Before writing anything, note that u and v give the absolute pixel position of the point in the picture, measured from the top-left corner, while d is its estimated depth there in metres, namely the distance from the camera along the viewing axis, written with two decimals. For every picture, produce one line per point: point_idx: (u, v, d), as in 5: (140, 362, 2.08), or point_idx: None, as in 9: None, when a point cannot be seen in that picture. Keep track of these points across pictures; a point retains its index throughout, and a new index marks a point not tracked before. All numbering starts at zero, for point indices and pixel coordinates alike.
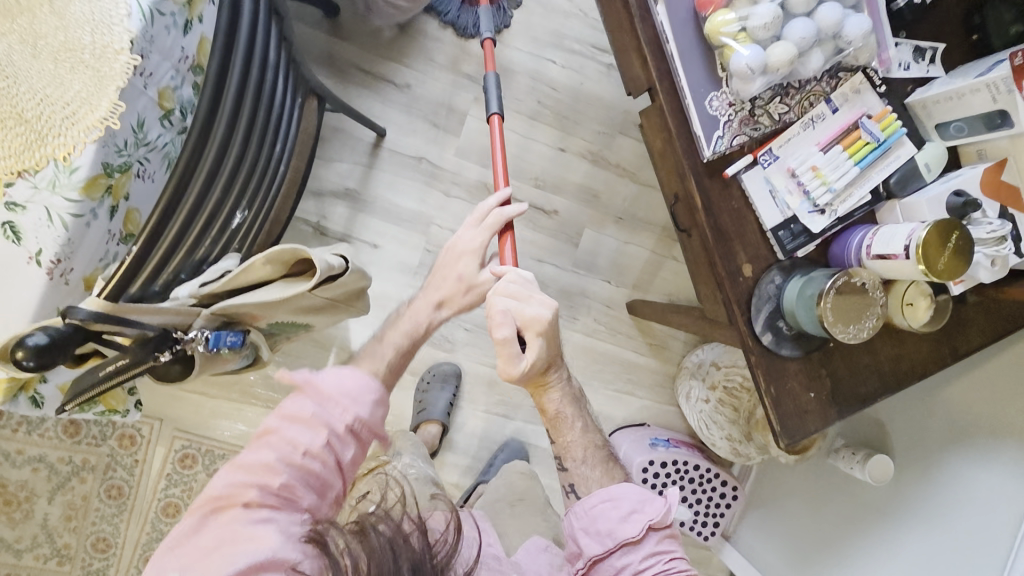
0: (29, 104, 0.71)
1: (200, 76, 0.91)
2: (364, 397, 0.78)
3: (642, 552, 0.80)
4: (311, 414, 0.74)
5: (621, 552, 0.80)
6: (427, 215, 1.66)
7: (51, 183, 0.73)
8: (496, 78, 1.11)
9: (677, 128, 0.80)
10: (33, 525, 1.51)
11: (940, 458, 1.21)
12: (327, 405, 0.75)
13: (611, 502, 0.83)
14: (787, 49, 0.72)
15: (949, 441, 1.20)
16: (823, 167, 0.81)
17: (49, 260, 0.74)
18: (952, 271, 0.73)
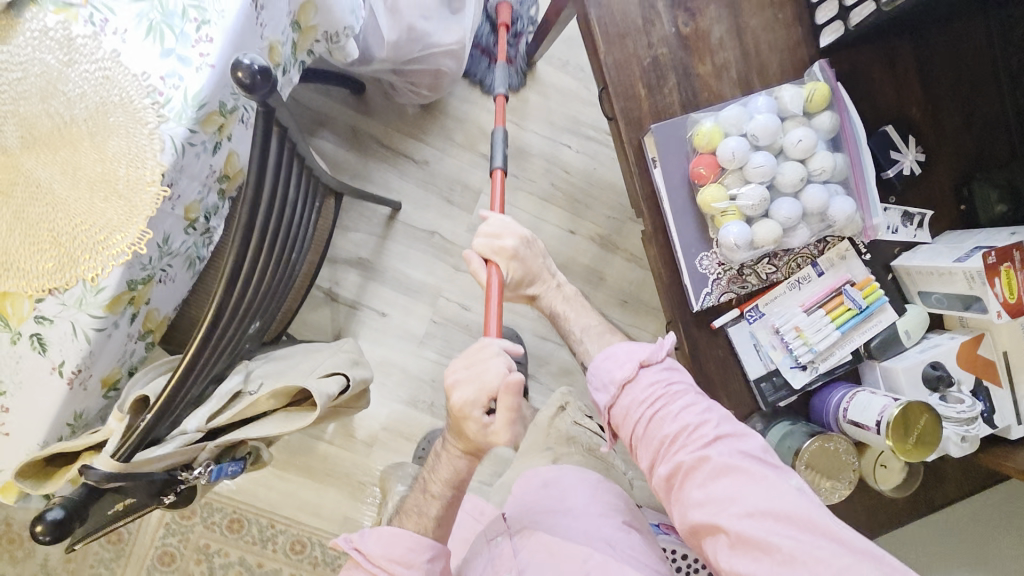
0: (66, 230, 0.77)
1: (226, 183, 0.97)
2: (413, 556, 0.82)
3: (644, 385, 0.79)
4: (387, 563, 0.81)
5: (625, 395, 0.79)
6: (436, 286, 1.71)
7: (78, 301, 0.78)
8: (504, 135, 1.19)
9: (668, 280, 0.83)
10: (34, 564, 1.56)
11: None
12: (378, 568, 0.82)
13: (615, 365, 0.81)
14: (771, 229, 0.76)
15: None
16: (805, 328, 0.82)
17: (70, 370, 0.79)
18: (918, 454, 0.73)
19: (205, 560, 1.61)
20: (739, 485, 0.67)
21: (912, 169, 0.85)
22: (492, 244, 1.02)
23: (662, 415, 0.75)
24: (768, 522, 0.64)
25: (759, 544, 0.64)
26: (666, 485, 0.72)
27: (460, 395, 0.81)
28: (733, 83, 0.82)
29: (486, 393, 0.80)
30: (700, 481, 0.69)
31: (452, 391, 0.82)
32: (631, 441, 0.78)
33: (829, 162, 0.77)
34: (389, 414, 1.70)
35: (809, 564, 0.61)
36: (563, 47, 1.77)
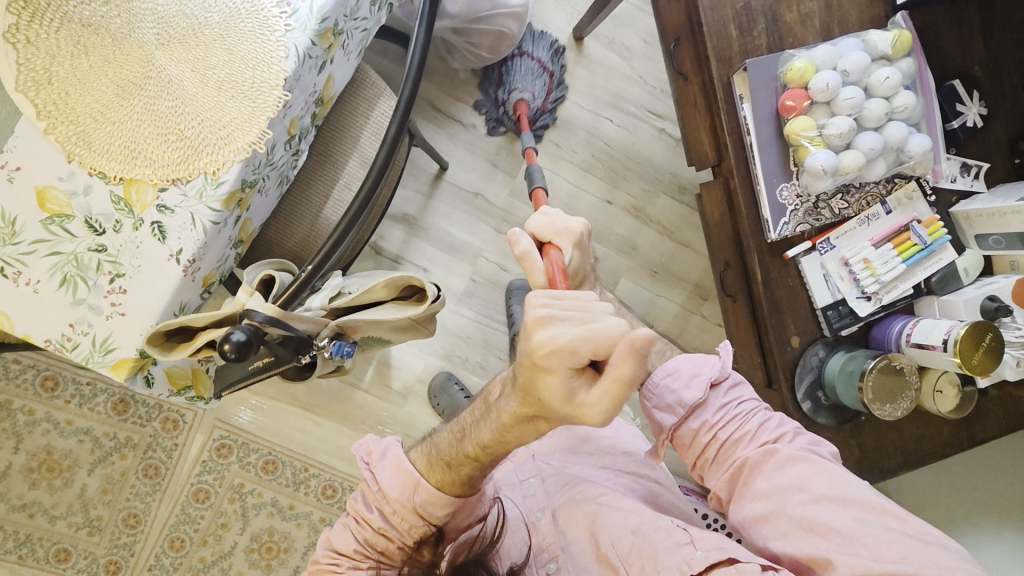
0: (191, 124, 0.82)
1: (320, 107, 1.03)
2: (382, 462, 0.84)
3: (713, 407, 0.76)
4: (381, 527, 0.81)
5: (693, 414, 0.77)
6: (478, 246, 1.77)
7: (198, 193, 0.83)
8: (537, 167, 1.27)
9: (748, 207, 0.91)
10: (71, 494, 1.58)
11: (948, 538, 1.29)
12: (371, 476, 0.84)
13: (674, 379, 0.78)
14: (857, 157, 0.83)
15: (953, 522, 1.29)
16: (873, 260, 0.92)
17: (187, 259, 0.83)
18: (981, 368, 0.81)
19: (238, 499, 1.64)
20: (804, 472, 0.70)
21: (975, 122, 0.96)
22: (552, 223, 0.84)
23: (737, 438, 0.74)
24: (833, 507, 0.67)
25: (816, 526, 0.66)
26: (732, 489, 0.74)
27: (542, 340, 0.59)
28: (815, 31, 0.92)
29: (585, 354, 0.59)
30: (766, 470, 0.71)
31: (532, 329, 0.60)
32: (697, 466, 0.78)
33: (911, 100, 0.84)
34: (426, 368, 1.75)
35: (866, 543, 0.63)
36: (611, 26, 1.85)
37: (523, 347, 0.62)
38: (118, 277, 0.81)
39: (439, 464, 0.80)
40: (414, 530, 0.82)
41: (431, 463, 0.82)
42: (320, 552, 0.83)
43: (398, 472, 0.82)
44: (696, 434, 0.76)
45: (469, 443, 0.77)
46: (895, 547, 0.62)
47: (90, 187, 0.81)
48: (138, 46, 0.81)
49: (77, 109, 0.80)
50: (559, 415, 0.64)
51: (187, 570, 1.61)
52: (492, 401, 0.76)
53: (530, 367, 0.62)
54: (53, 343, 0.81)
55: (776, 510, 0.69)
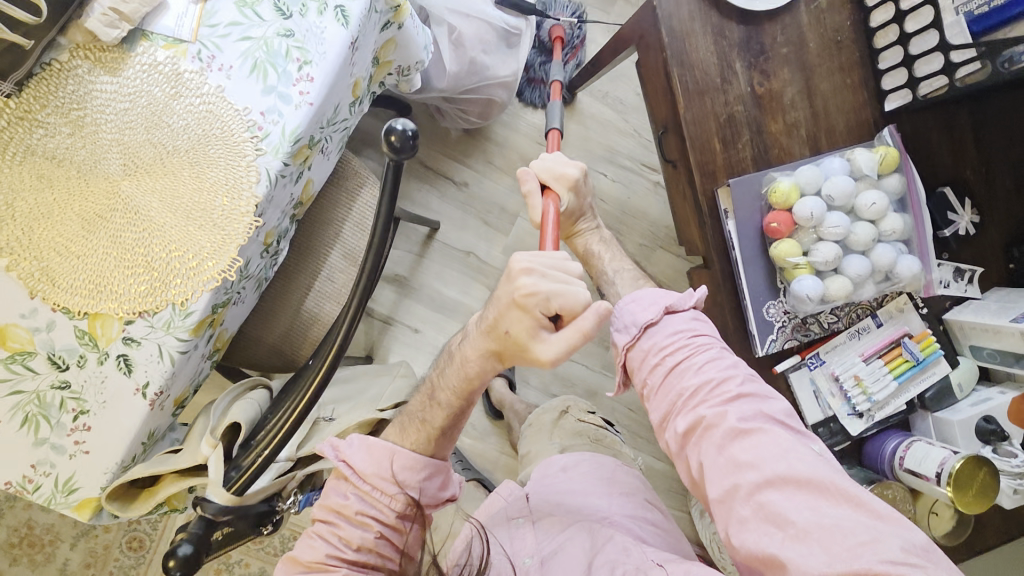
0: (160, 255, 0.80)
1: (298, 209, 1.01)
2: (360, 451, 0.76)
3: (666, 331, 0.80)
4: (359, 510, 0.73)
5: (647, 337, 0.81)
6: (469, 305, 1.75)
7: (166, 324, 0.80)
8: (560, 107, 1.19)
9: (734, 325, 0.89)
10: (53, 569, 1.55)
11: None
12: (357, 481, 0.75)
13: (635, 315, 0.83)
14: (844, 284, 0.81)
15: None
16: (864, 378, 0.88)
17: (153, 392, 0.80)
18: (977, 505, 0.79)
19: (226, 570, 1.62)
20: (759, 449, 0.66)
21: (966, 230, 0.93)
22: (550, 167, 0.99)
23: (683, 367, 0.76)
24: (787, 490, 0.63)
25: (772, 515, 0.62)
26: (683, 441, 0.73)
27: (522, 281, 0.67)
28: (802, 140, 0.90)
29: (551, 305, 0.66)
30: (719, 438, 0.68)
31: (516, 274, 0.67)
32: (646, 390, 0.81)
33: (900, 223, 0.81)
34: None
35: (821, 538, 0.58)
36: (604, 79, 1.82)
37: (503, 290, 0.69)
38: (81, 414, 0.79)
39: (413, 425, 0.79)
40: (395, 503, 0.75)
41: (404, 430, 0.79)
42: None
43: (375, 453, 0.75)
44: (647, 356, 0.81)
45: (438, 402, 0.78)
46: (852, 541, 0.57)
47: (52, 322, 0.78)
48: (103, 177, 0.79)
49: (40, 244, 0.78)
50: (519, 353, 0.70)
51: None
52: (455, 346, 0.79)
53: (496, 314, 0.70)
54: (13, 484, 0.79)
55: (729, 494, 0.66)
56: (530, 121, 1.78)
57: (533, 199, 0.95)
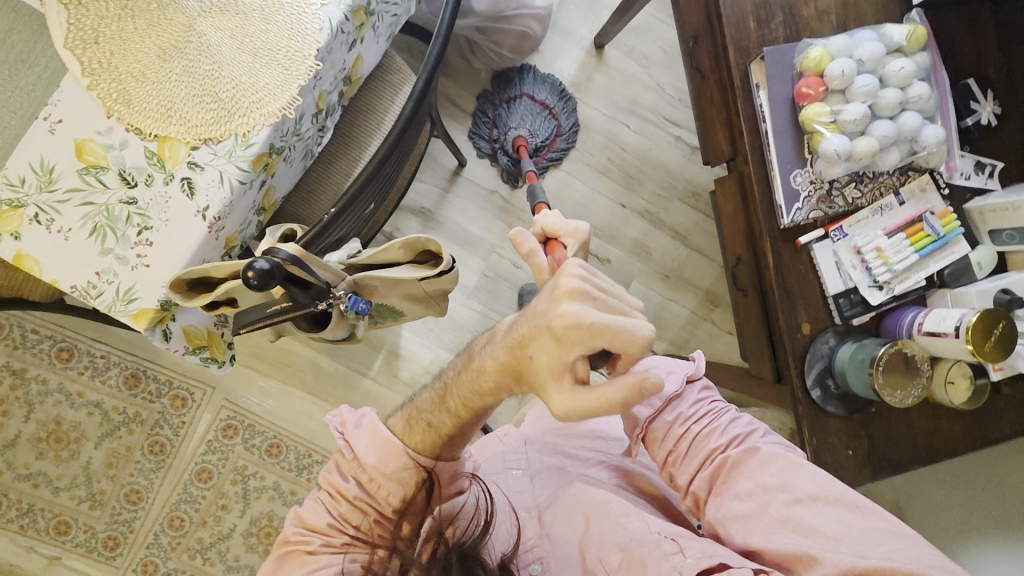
0: (227, 87, 0.86)
1: (347, 86, 1.07)
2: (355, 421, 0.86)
3: (689, 402, 0.82)
4: (358, 491, 0.82)
5: (670, 407, 0.81)
6: (491, 241, 1.80)
7: (228, 153, 0.86)
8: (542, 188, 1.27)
9: (762, 194, 0.92)
10: (76, 466, 1.59)
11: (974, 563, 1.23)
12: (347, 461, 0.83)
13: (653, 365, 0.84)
14: (870, 143, 0.85)
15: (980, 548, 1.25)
16: (886, 249, 0.92)
17: (212, 215, 0.85)
18: (993, 353, 0.82)
19: (241, 481, 1.64)
20: (787, 473, 0.74)
21: (988, 120, 0.98)
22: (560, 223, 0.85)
23: (707, 431, 0.79)
24: (816, 507, 0.71)
25: (801, 527, 0.70)
26: (709, 482, 0.77)
27: (563, 310, 0.64)
28: (833, 25, 0.94)
29: (585, 342, 0.64)
30: (749, 470, 0.75)
31: (563, 297, 0.64)
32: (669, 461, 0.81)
33: (925, 90, 0.86)
34: (433, 360, 1.75)
35: (850, 544, 0.67)
36: (630, 35, 1.89)
37: (545, 310, 0.66)
38: (145, 230, 0.84)
39: (418, 427, 0.83)
40: (392, 498, 0.82)
41: (409, 423, 0.84)
42: (290, 531, 0.82)
43: (376, 438, 0.82)
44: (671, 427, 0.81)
45: (448, 405, 0.80)
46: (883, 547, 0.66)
47: (126, 141, 0.84)
48: (183, 12, 0.85)
49: (120, 69, 0.84)
50: (532, 382, 0.70)
51: (184, 549, 1.61)
52: (475, 350, 0.78)
53: (529, 335, 0.68)
54: (78, 289, 0.83)
55: (758, 510, 0.73)
56: (559, 70, 1.86)
57: (541, 267, 0.78)
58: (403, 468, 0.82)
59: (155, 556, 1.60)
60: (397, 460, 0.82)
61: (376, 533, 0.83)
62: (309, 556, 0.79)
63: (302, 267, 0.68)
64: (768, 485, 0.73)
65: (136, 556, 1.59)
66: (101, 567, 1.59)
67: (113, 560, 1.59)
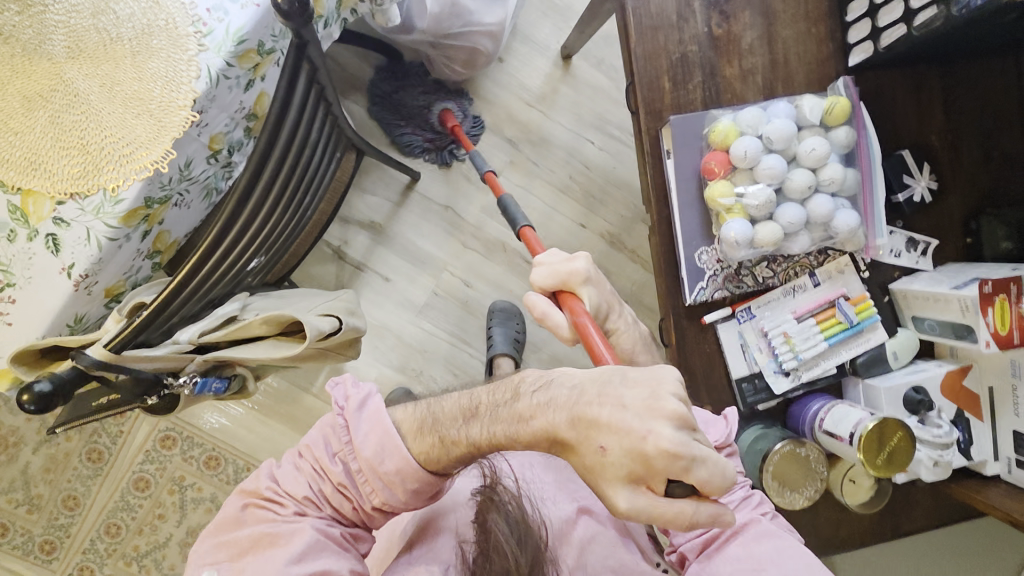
0: (95, 139, 0.80)
1: (252, 122, 1.01)
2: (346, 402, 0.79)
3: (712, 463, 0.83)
4: (343, 478, 0.77)
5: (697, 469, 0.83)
6: (442, 259, 1.76)
7: (96, 209, 0.82)
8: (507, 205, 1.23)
9: (664, 269, 0.88)
10: (14, 470, 1.61)
11: None
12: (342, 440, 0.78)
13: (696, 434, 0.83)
14: (774, 230, 0.79)
15: None
16: (793, 335, 0.88)
17: (78, 273, 0.82)
18: (887, 467, 0.77)
19: (178, 492, 1.65)
20: (780, 554, 0.72)
21: (922, 196, 0.92)
22: (554, 270, 0.90)
23: (716, 495, 0.79)
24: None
25: None
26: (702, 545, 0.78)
27: (663, 434, 0.58)
28: (756, 88, 0.88)
29: (675, 474, 0.58)
30: (743, 540, 0.75)
31: (659, 414, 0.58)
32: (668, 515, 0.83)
33: (839, 173, 0.80)
34: (377, 378, 1.74)
35: None
36: (600, 45, 1.80)
37: (640, 423, 0.59)
38: (8, 287, 0.81)
39: (429, 435, 0.74)
40: (375, 495, 0.77)
41: (422, 428, 0.76)
42: (264, 484, 0.79)
43: (376, 429, 0.76)
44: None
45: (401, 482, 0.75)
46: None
47: None
48: (45, 57, 0.78)
49: None
50: (583, 462, 0.62)
51: (120, 556, 1.63)
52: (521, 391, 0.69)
53: (607, 422, 0.61)
54: None
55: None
56: (522, 80, 1.77)
57: (552, 314, 0.88)
58: (396, 471, 0.75)
59: (91, 561, 1.62)
60: (393, 461, 0.75)
61: (356, 517, 0.80)
62: (273, 516, 0.76)
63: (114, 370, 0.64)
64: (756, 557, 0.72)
65: (72, 561, 1.62)
66: (38, 569, 1.62)
67: (49, 563, 1.62)
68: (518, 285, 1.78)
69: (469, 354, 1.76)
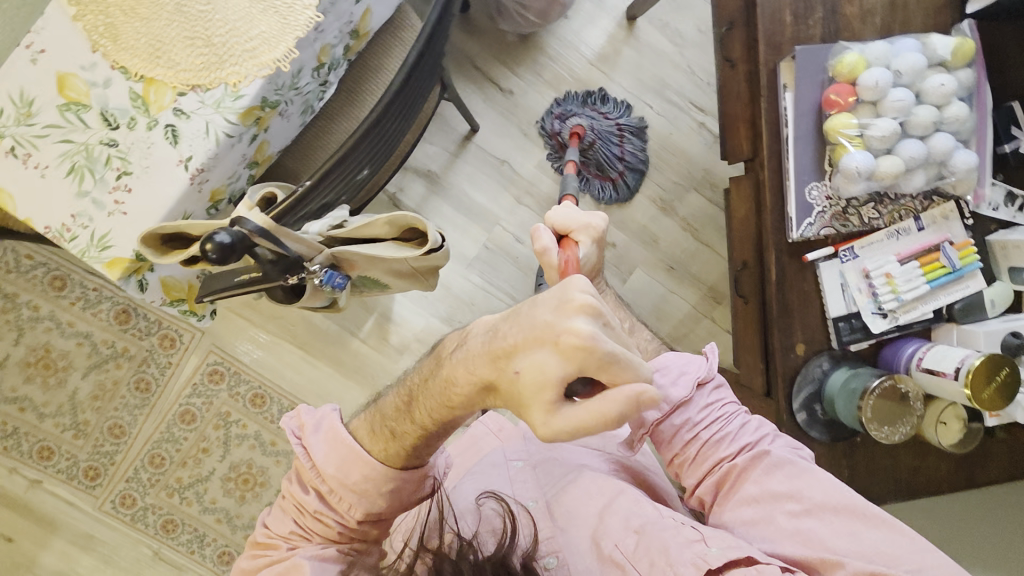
0: (220, 31, 0.80)
1: (354, 40, 1.01)
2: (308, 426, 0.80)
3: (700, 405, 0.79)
4: (319, 505, 0.76)
5: (678, 411, 0.79)
6: (496, 214, 1.75)
7: (216, 103, 0.82)
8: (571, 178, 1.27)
9: (773, 203, 0.88)
10: (62, 395, 1.61)
11: None
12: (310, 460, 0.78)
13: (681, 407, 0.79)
14: (895, 164, 0.80)
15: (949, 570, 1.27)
16: (896, 276, 0.88)
17: (195, 167, 0.82)
18: (993, 401, 0.78)
19: (223, 427, 1.66)
20: (795, 481, 0.73)
21: None
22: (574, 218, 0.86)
23: (716, 439, 0.77)
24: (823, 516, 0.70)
25: (811, 539, 0.70)
26: (715, 491, 0.77)
27: (574, 330, 0.54)
28: (874, 29, 0.88)
29: (591, 373, 0.55)
30: (757, 475, 0.75)
31: (571, 311, 0.55)
32: (676, 462, 0.80)
33: (962, 112, 0.80)
34: (423, 327, 1.73)
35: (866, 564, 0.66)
36: (665, 9, 1.79)
37: (548, 323, 0.56)
38: (125, 175, 0.81)
39: (382, 432, 0.75)
40: (354, 510, 0.76)
41: (374, 429, 0.76)
42: (256, 535, 0.79)
43: (337, 446, 0.76)
44: (678, 430, 0.79)
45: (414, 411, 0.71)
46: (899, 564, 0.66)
47: (109, 80, 0.80)
48: None
49: (107, 1, 0.79)
50: (512, 399, 0.59)
51: (162, 486, 1.64)
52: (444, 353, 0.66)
53: (523, 345, 0.57)
54: (51, 230, 0.81)
55: (769, 518, 0.72)
56: (586, 39, 1.77)
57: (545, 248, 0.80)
58: (365, 480, 0.75)
59: (134, 489, 1.63)
60: (359, 471, 0.75)
61: (349, 537, 0.78)
62: (271, 562, 0.75)
63: (273, 242, 0.65)
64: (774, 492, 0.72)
65: (115, 488, 1.63)
66: (81, 495, 1.62)
67: (92, 489, 1.63)
68: None
69: None
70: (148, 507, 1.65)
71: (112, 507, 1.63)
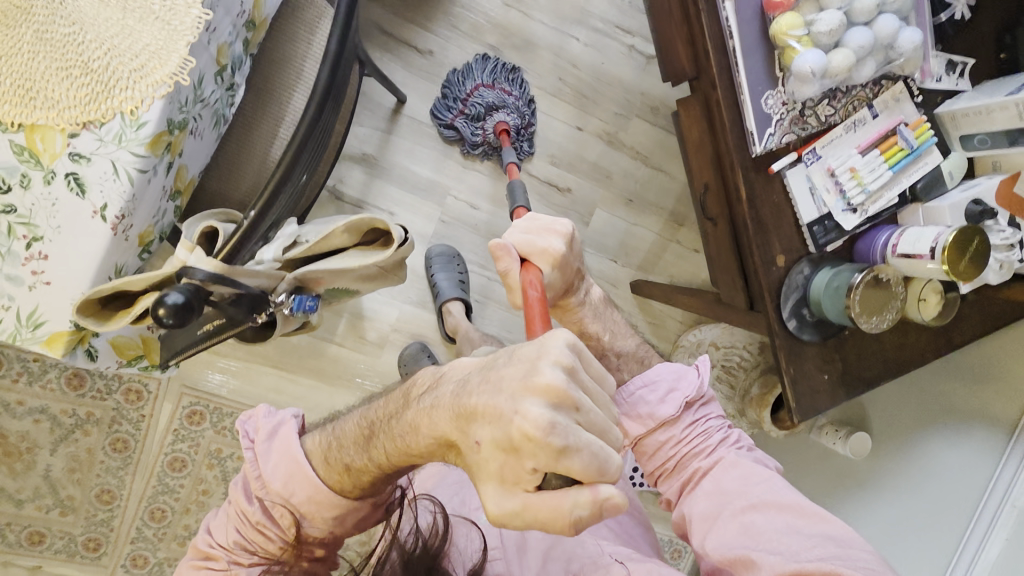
0: (96, 54, 0.70)
1: (251, 32, 0.91)
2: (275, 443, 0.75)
3: (682, 427, 0.79)
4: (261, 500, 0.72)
5: (663, 428, 0.79)
6: (444, 184, 1.68)
7: (117, 137, 0.72)
8: (523, 181, 1.19)
9: (731, 120, 0.86)
10: (36, 476, 1.51)
11: (923, 420, 1.37)
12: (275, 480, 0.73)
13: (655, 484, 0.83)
14: (846, 56, 0.80)
15: (932, 407, 1.36)
16: (860, 169, 0.88)
17: (114, 215, 0.73)
18: (970, 272, 0.82)
19: (218, 465, 1.59)
20: (752, 482, 0.73)
21: (962, 15, 0.92)
22: (533, 240, 0.77)
23: (694, 450, 0.78)
24: (768, 513, 0.68)
25: (753, 530, 0.67)
26: (681, 487, 0.77)
27: (524, 412, 0.47)
28: None
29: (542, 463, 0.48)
30: (716, 478, 0.75)
31: (529, 393, 0.48)
32: (654, 473, 0.81)
33: None
34: (396, 316, 1.68)
35: (787, 539, 0.65)
36: None
37: (509, 396, 0.49)
38: (35, 241, 0.72)
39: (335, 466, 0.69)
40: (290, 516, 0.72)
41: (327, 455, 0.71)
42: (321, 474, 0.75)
43: (284, 460, 0.72)
44: (661, 446, 0.79)
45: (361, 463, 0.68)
46: (814, 548, 0.63)
47: None
48: None
49: None
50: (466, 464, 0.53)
51: (172, 538, 1.58)
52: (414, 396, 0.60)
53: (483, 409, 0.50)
54: None
55: (715, 512, 0.71)
56: None
57: (513, 273, 0.75)
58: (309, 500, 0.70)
59: (143, 549, 1.57)
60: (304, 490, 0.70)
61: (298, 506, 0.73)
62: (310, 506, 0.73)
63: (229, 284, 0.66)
64: (726, 491, 0.72)
65: (123, 553, 1.56)
66: (89, 568, 1.55)
67: (99, 560, 1.55)
68: (525, 199, 1.73)
69: (487, 277, 1.73)
70: (162, 561, 1.59)
71: (125, 571, 1.57)
